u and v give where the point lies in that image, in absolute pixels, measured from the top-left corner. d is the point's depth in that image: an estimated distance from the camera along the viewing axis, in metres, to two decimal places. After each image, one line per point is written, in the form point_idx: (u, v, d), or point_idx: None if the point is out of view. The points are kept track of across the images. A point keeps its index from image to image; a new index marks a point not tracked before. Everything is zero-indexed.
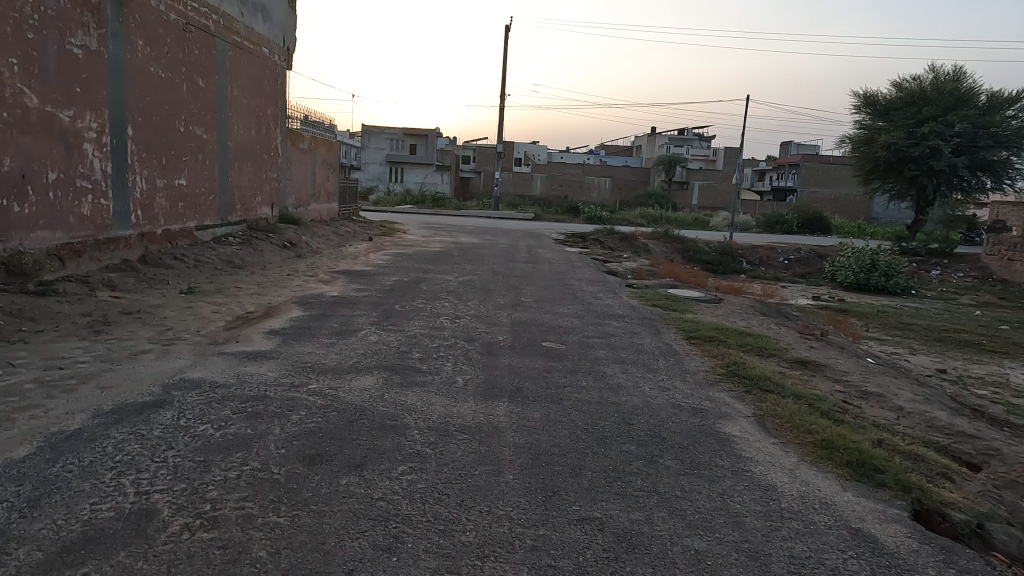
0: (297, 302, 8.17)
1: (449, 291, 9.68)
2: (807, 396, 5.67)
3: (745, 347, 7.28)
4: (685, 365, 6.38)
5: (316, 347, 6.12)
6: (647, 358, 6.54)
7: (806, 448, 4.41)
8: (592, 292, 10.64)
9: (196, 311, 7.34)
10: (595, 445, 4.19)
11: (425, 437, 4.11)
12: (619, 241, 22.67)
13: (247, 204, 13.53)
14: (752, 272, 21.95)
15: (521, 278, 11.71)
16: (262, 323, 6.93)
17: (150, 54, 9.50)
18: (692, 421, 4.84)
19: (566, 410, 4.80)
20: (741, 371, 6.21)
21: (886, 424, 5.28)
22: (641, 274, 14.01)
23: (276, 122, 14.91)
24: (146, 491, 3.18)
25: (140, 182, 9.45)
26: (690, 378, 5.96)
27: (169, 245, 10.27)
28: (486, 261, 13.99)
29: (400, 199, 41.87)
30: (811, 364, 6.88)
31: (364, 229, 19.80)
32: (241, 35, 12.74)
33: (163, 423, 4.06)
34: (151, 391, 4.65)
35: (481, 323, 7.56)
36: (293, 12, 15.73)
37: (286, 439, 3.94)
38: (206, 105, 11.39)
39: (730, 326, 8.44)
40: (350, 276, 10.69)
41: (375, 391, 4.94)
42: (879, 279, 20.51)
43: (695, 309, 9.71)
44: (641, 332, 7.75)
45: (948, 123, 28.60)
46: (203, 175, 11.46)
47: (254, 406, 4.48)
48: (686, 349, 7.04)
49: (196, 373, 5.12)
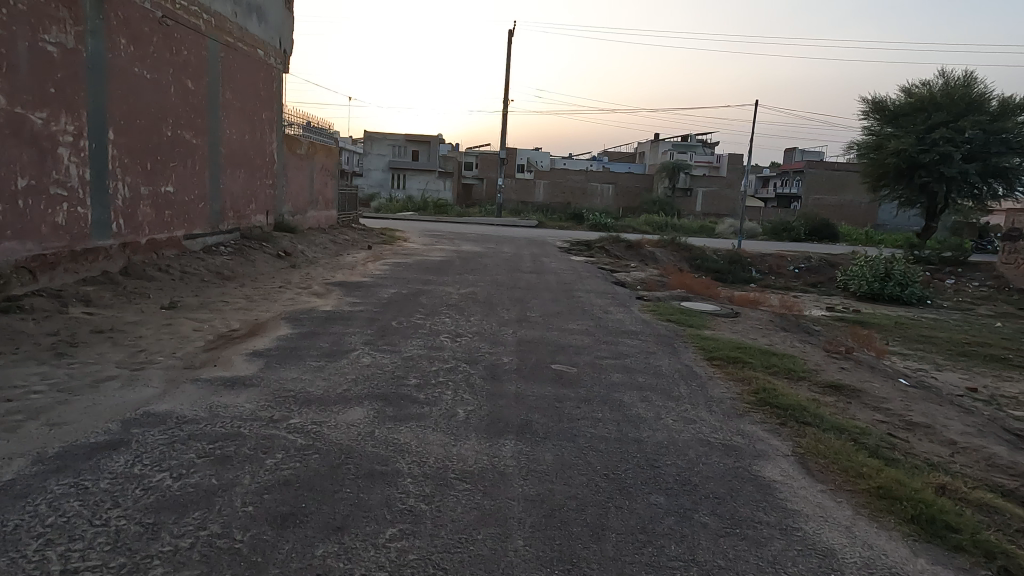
0: (287, 318, 7.60)
1: (450, 305, 9.11)
2: (849, 429, 5.07)
3: (772, 370, 6.67)
4: (709, 392, 5.78)
5: (302, 372, 5.53)
6: (667, 383, 5.95)
7: (860, 498, 3.82)
8: (602, 306, 10.04)
9: (174, 329, 6.76)
10: (618, 496, 3.60)
11: (420, 489, 3.52)
12: (625, 249, 22.12)
13: (240, 211, 12.98)
14: (762, 282, 21.36)
15: (526, 290, 11.13)
16: (245, 343, 6.35)
17: (133, 54, 8.96)
18: (725, 463, 4.24)
19: (581, 449, 4.22)
20: (772, 398, 5.61)
21: (941, 462, 4.68)
22: (651, 284, 13.45)
23: (272, 126, 14.40)
24: (74, 569, 2.60)
25: (122, 189, 8.91)
26: (716, 408, 5.37)
27: (154, 255, 9.71)
28: (489, 271, 13.41)
29: (403, 206, 41.39)
30: (846, 389, 6.28)
31: (364, 236, 19.28)
32: (234, 35, 12.21)
33: (113, 471, 3.48)
34: (107, 429, 4.06)
35: (484, 341, 6.97)
36: (289, 13, 15.20)
37: (256, 492, 3.35)
38: (196, 108, 10.84)
39: (752, 345, 7.84)
40: (346, 288, 10.13)
41: (366, 427, 4.36)
42: (894, 289, 19.92)
43: (712, 324, 9.09)
44: (658, 352, 7.16)
45: (959, 130, 28.00)
46: (192, 182, 10.91)
47: (224, 447, 3.90)
48: (708, 372, 6.44)
49: (162, 405, 4.53)
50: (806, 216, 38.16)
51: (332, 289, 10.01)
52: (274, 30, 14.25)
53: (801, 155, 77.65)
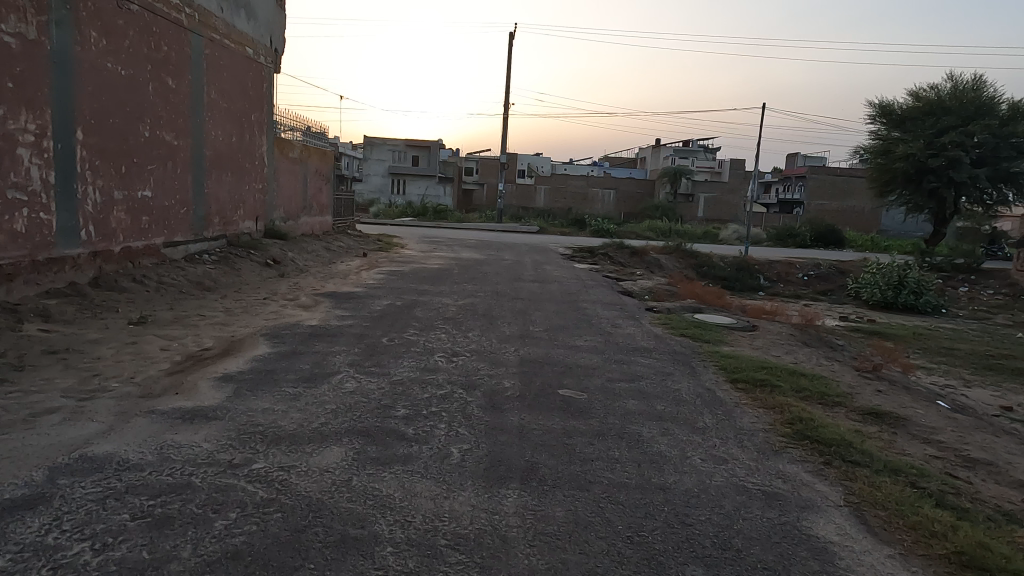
0: (267, 335, 6.93)
1: (446, 318, 8.45)
2: (903, 468, 4.40)
3: (804, 395, 5.97)
4: (737, 422, 5.11)
5: (274, 401, 4.84)
6: (688, 412, 5.28)
7: (940, 568, 3.14)
8: (610, 319, 9.34)
9: (139, 349, 6.07)
10: (645, 569, 2.92)
11: (401, 562, 2.83)
12: (629, 256, 21.43)
13: (227, 217, 12.33)
14: (771, 290, 20.68)
15: (528, 301, 10.44)
16: (215, 366, 5.67)
17: (106, 48, 8.32)
18: (769, 518, 3.55)
19: (596, 502, 3.54)
20: (810, 431, 4.93)
21: (1016, 511, 4.02)
22: (660, 294, 12.77)
23: (261, 128, 13.76)
24: None
25: (93, 194, 8.24)
26: (749, 444, 4.68)
27: (129, 264, 9.05)
28: (489, 280, 12.73)
29: (401, 212, 40.72)
30: (889, 417, 5.63)
31: (360, 242, 18.61)
32: (221, 31, 11.58)
33: (21, 542, 2.80)
34: (29, 479, 3.38)
35: (483, 362, 6.29)
36: (280, 10, 14.59)
37: (196, 572, 2.66)
38: (177, 108, 10.19)
39: (777, 364, 7.14)
40: (336, 299, 9.48)
41: (342, 473, 3.68)
42: (908, 297, 19.25)
43: (729, 339, 8.42)
44: (674, 373, 6.48)
45: (968, 133, 27.39)
46: (172, 186, 10.25)
47: (167, 504, 3.21)
48: (733, 397, 5.76)
49: (102, 445, 3.85)
50: (811, 222, 37.50)
51: (321, 300, 9.35)
52: (265, 27, 13.64)
53: (802, 161, 77.15)
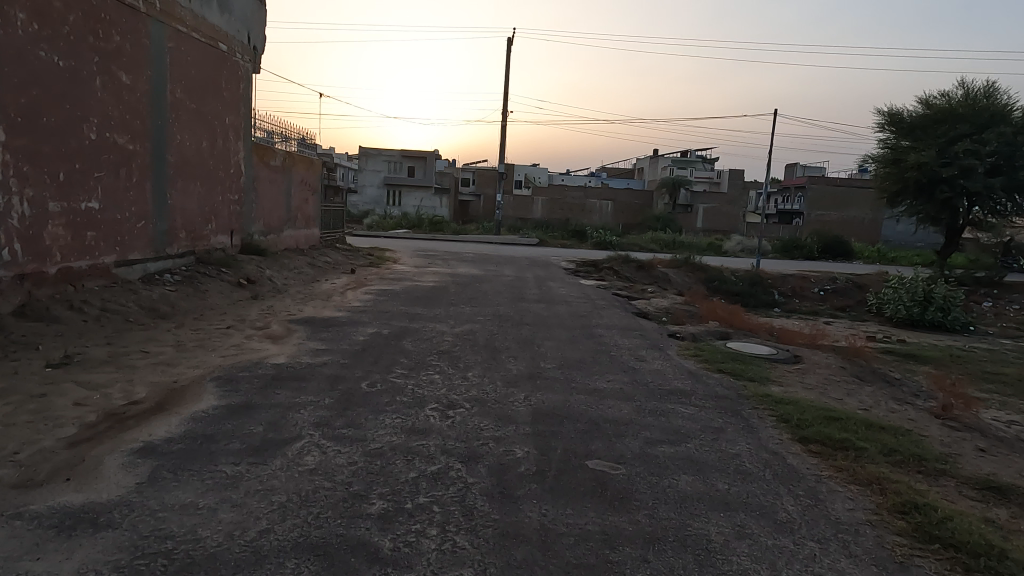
0: (218, 380, 5.59)
1: (441, 352, 7.13)
2: None
3: (896, 462, 4.67)
4: (831, 512, 3.78)
5: (202, 493, 3.49)
6: (764, 497, 3.94)
7: None
8: (632, 350, 8.01)
9: (46, 404, 4.72)
10: None
11: None
12: (637, 271, 20.13)
13: (195, 231, 11.01)
14: (787, 306, 19.41)
15: (535, 327, 9.12)
16: (138, 431, 4.32)
17: (37, 34, 7.03)
18: None
19: None
20: (934, 525, 3.62)
21: None
22: (679, 316, 11.46)
23: (237, 133, 12.47)
24: None
25: (20, 206, 6.92)
26: (860, 552, 3.36)
27: (68, 287, 7.70)
28: (489, 301, 11.42)
29: (398, 223, 39.40)
30: (1015, 495, 4.33)
31: (349, 257, 17.32)
32: (187, 22, 10.28)
33: None
34: None
35: (488, 417, 4.99)
36: (260, 5, 13.35)
37: None
38: (132, 105, 8.88)
39: (845, 412, 5.82)
40: (313, 327, 8.16)
41: None
42: (935, 315, 17.96)
43: (776, 376, 7.13)
44: (728, 429, 5.15)
45: (982, 141, 26.12)
46: (126, 197, 8.94)
47: None
48: (813, 468, 4.44)
49: None
50: (818, 233, 36.29)
51: (294, 328, 8.01)
52: (241, 22, 12.39)
53: (801, 169, 76.44)
